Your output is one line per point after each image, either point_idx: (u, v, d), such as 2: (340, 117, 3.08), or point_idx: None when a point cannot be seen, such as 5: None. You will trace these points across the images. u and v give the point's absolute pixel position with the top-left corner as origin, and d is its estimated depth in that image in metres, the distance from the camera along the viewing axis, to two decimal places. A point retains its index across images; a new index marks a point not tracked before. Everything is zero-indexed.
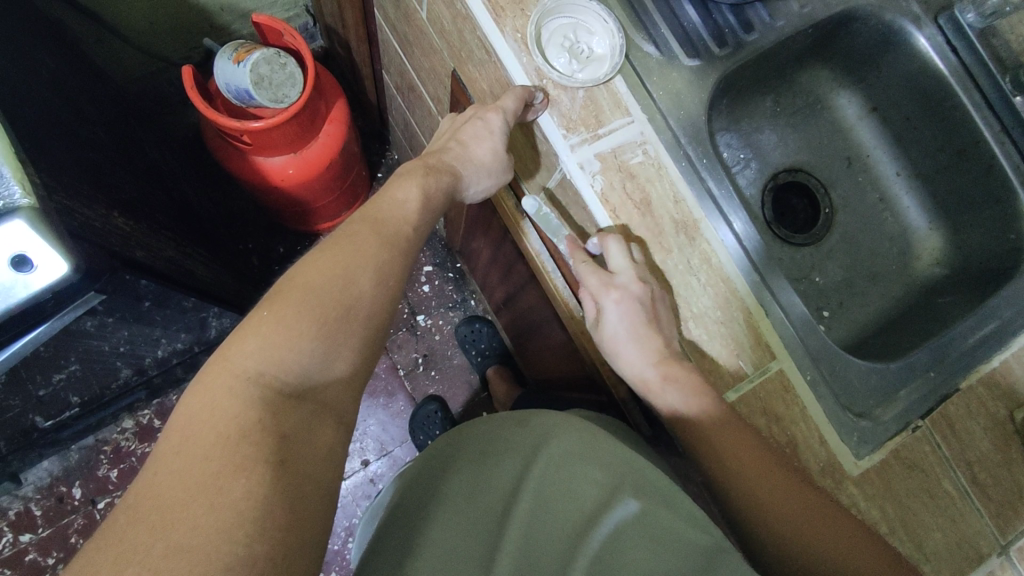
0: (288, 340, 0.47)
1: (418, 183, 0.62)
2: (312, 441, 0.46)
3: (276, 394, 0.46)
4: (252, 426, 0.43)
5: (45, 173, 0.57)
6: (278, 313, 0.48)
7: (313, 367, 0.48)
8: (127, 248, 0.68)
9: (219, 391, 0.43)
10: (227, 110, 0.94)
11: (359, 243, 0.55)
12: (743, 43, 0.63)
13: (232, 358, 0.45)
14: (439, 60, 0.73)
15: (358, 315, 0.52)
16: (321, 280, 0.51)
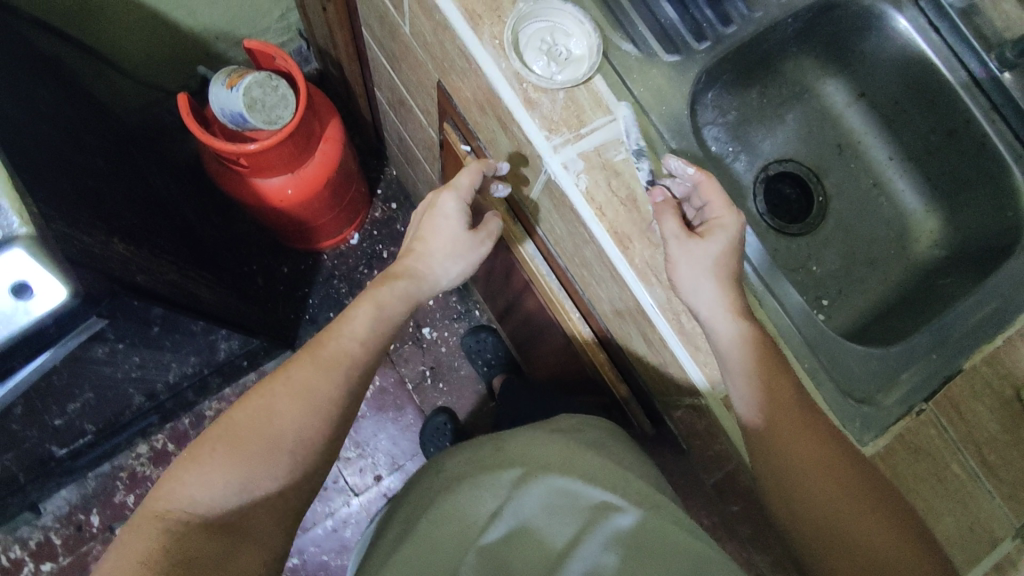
0: (201, 476, 0.52)
1: (370, 297, 0.63)
2: (234, 558, 0.51)
3: (192, 527, 0.50)
4: (158, 562, 0.48)
5: (45, 202, 0.59)
6: (201, 456, 0.53)
7: (231, 499, 0.53)
8: (128, 274, 0.68)
9: (143, 533, 0.49)
10: (223, 135, 0.96)
11: (297, 360, 0.59)
12: (722, 36, 0.63)
13: (158, 500, 0.51)
14: (424, 74, 0.74)
15: (283, 445, 0.55)
16: (250, 417, 0.55)
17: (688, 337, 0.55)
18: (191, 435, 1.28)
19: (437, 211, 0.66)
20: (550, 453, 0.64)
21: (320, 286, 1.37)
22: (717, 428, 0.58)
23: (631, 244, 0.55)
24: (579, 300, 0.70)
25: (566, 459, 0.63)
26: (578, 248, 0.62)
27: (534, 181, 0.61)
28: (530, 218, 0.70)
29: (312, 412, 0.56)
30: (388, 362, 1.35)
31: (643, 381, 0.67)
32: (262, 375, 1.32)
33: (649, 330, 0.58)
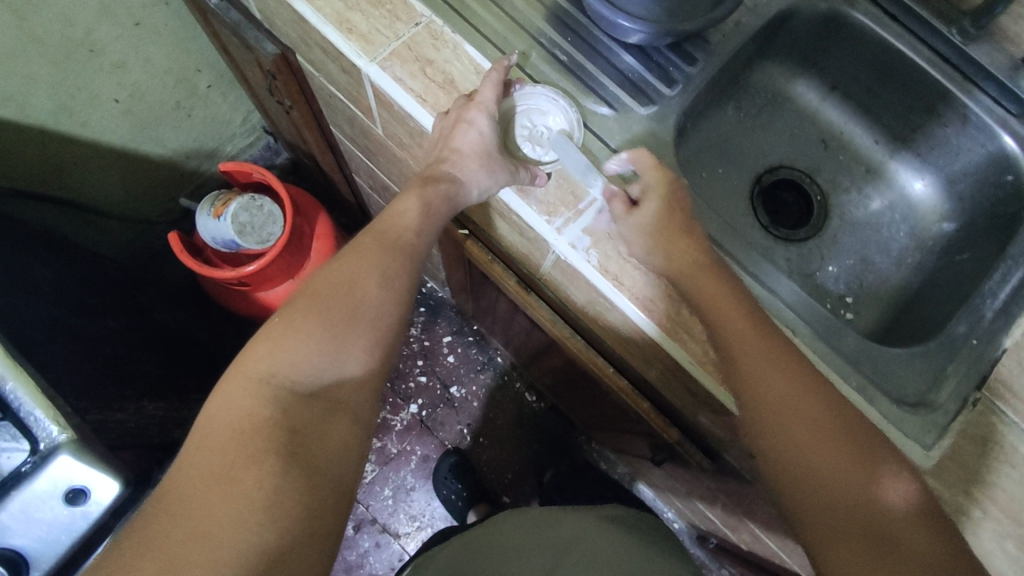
0: (296, 347, 0.48)
1: (414, 197, 0.58)
2: (324, 438, 0.47)
3: (295, 390, 0.47)
4: (263, 417, 0.45)
5: (77, 393, 0.59)
6: (289, 319, 0.50)
7: (323, 366, 0.49)
8: (166, 432, 0.70)
9: (236, 391, 0.46)
10: (220, 259, 0.96)
11: (361, 240, 0.55)
12: (690, 75, 0.64)
13: (253, 359, 0.47)
14: (405, 168, 0.75)
15: (364, 316, 0.52)
16: (331, 283, 0.52)
17: (732, 386, 0.55)
18: None
19: (464, 123, 0.56)
20: None
21: None
22: None
23: (655, 305, 0.55)
24: (610, 354, 0.70)
25: None
26: (600, 312, 0.62)
27: (545, 260, 0.62)
28: (545, 287, 0.70)
29: (389, 292, 0.54)
30: (425, 429, 1.35)
31: (693, 422, 0.66)
32: None
33: (689, 381, 0.58)
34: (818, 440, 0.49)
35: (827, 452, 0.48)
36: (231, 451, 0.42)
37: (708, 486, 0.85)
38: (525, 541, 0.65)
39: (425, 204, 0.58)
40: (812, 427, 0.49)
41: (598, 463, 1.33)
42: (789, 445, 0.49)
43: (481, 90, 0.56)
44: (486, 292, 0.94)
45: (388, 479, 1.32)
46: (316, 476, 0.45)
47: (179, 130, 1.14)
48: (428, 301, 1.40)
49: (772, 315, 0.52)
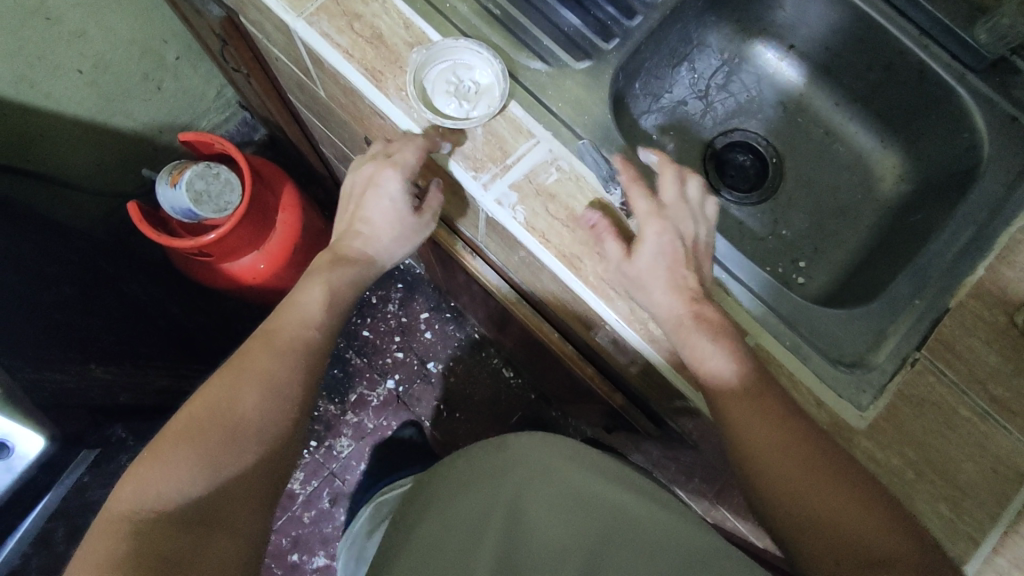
0: (163, 477, 0.45)
1: (321, 280, 0.59)
2: (201, 566, 0.44)
3: (167, 517, 0.44)
4: (132, 557, 0.42)
5: (11, 353, 0.60)
6: (161, 442, 0.47)
7: (198, 490, 0.46)
8: (110, 396, 0.71)
9: (105, 529, 0.43)
10: (182, 229, 0.96)
11: (251, 350, 0.54)
12: (630, 30, 0.62)
13: (121, 497, 0.44)
14: (351, 132, 0.74)
15: (246, 430, 0.50)
16: (205, 400, 0.50)
17: (657, 344, 0.54)
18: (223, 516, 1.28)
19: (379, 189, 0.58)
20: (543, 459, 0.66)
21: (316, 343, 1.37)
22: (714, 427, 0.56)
23: (583, 264, 0.54)
24: (554, 318, 0.69)
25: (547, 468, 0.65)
26: (535, 274, 0.61)
27: (479, 220, 0.61)
28: (487, 250, 0.69)
29: (276, 398, 0.52)
30: (402, 405, 1.35)
31: (636, 388, 0.65)
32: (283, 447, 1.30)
33: (622, 343, 0.58)
34: (785, 465, 0.47)
35: (808, 486, 0.46)
36: None
37: (668, 456, 0.84)
38: (517, 513, 0.62)
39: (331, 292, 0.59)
40: (778, 455, 0.47)
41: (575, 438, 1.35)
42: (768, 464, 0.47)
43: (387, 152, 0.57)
44: (447, 262, 0.93)
45: (364, 454, 1.33)
46: None
47: (149, 103, 1.13)
48: (405, 277, 1.39)
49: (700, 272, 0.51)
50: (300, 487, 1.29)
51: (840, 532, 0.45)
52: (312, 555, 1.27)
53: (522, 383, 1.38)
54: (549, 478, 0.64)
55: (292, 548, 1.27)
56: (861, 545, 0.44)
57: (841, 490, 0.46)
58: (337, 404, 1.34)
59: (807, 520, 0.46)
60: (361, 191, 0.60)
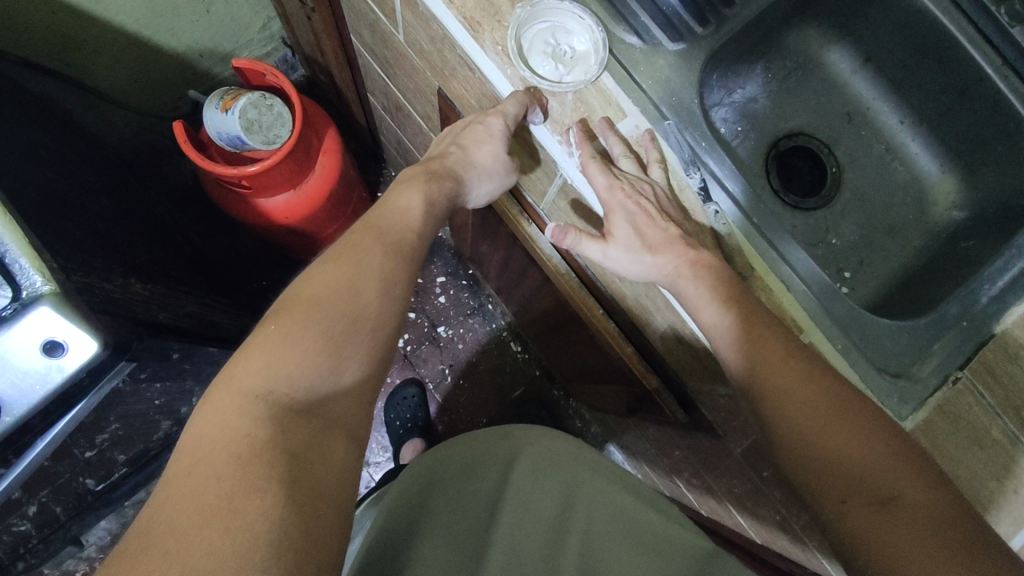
0: (295, 359, 0.48)
1: (419, 190, 0.62)
2: (325, 461, 0.45)
3: (292, 409, 0.46)
4: (264, 443, 0.42)
5: (63, 255, 0.58)
6: (286, 329, 0.49)
7: (323, 379, 0.49)
8: (150, 313, 0.69)
9: (228, 408, 0.44)
10: (223, 158, 0.95)
11: (366, 245, 0.57)
12: (724, 18, 0.63)
13: (244, 374, 0.46)
14: (423, 80, 0.73)
15: (364, 326, 0.53)
16: (325, 289, 0.52)
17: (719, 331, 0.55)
18: None
19: (480, 124, 0.59)
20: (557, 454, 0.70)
21: None
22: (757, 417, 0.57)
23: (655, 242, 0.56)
24: (602, 295, 0.70)
25: (551, 462, 0.69)
26: (599, 247, 0.62)
27: (549, 186, 0.62)
28: (544, 216, 0.69)
29: (388, 302, 0.55)
30: (407, 365, 1.36)
31: (675, 373, 0.67)
32: None
33: (680, 326, 0.58)
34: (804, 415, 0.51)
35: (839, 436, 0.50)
36: (230, 481, 0.39)
37: (679, 446, 0.85)
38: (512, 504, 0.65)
39: (428, 196, 0.63)
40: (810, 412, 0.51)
41: (573, 420, 1.38)
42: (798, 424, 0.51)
43: (491, 104, 0.60)
44: (487, 227, 0.93)
45: None
46: (320, 493, 0.43)
47: (195, 25, 1.09)
48: None
49: None
50: None
51: (854, 473, 0.49)
52: None
53: (528, 358, 1.39)
54: (551, 468, 0.68)
55: None
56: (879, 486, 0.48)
57: (859, 436, 0.50)
58: None
59: (824, 467, 0.50)
60: (468, 124, 0.63)
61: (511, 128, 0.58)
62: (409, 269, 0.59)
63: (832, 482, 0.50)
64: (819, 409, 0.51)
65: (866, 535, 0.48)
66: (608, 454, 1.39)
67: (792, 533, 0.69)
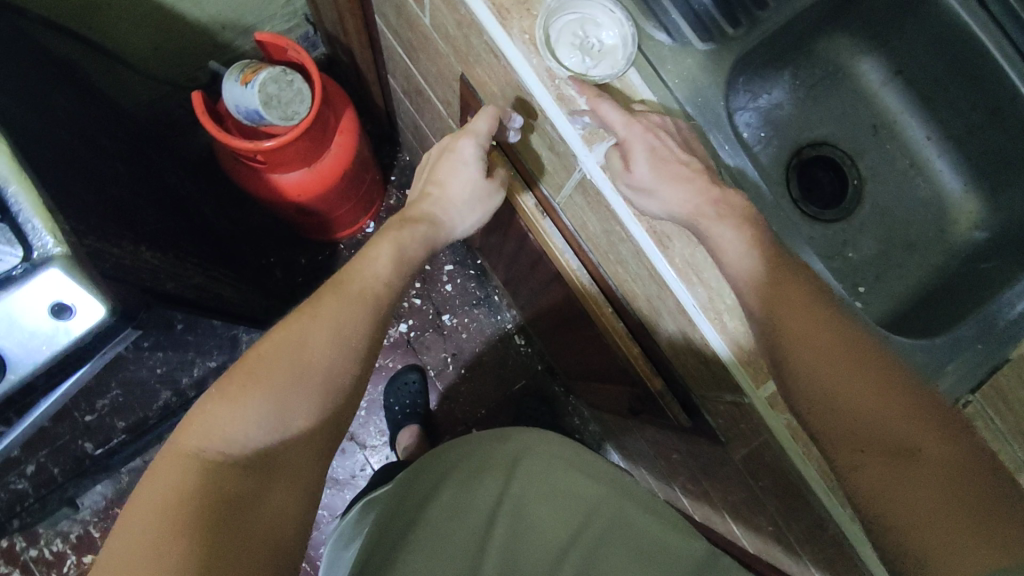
0: (233, 412, 0.51)
1: (388, 241, 0.67)
2: (260, 508, 0.49)
3: (228, 463, 0.50)
4: (192, 495, 0.47)
5: (75, 218, 0.58)
6: (229, 388, 0.53)
7: (265, 432, 0.52)
8: (159, 282, 0.68)
9: (168, 468, 0.48)
10: (239, 131, 0.95)
11: (323, 299, 0.59)
12: (757, 20, 0.61)
13: (186, 436, 0.50)
14: (447, 65, 0.72)
15: (314, 376, 0.55)
16: (276, 345, 0.55)
17: (730, 337, 0.54)
18: None
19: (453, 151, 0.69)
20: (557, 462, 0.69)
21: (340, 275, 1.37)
22: (762, 426, 0.56)
23: (672, 242, 0.55)
24: (612, 294, 0.70)
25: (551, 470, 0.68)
26: (614, 246, 0.61)
27: (567, 179, 0.61)
28: (559, 211, 0.69)
29: (338, 351, 0.57)
30: (410, 350, 1.36)
31: (680, 377, 0.66)
32: None
33: (690, 331, 0.58)
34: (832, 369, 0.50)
35: (850, 376, 0.50)
36: (157, 534, 0.44)
37: (678, 450, 0.85)
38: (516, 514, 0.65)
39: (392, 252, 0.66)
40: (823, 357, 0.50)
41: (572, 416, 1.38)
42: (811, 370, 0.50)
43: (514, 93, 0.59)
44: (500, 218, 0.93)
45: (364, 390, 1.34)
46: (248, 539, 0.47)
47: None
48: None
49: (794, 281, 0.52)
50: None
51: (876, 433, 0.49)
52: None
53: (531, 353, 1.39)
54: (553, 478, 0.68)
55: None
56: (896, 433, 0.48)
57: (893, 400, 0.49)
58: None
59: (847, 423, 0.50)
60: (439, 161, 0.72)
61: (483, 147, 0.68)
62: (369, 317, 0.61)
63: (847, 428, 0.49)
64: (832, 354, 0.50)
65: (884, 486, 0.48)
66: (605, 453, 1.38)
67: (787, 544, 0.69)
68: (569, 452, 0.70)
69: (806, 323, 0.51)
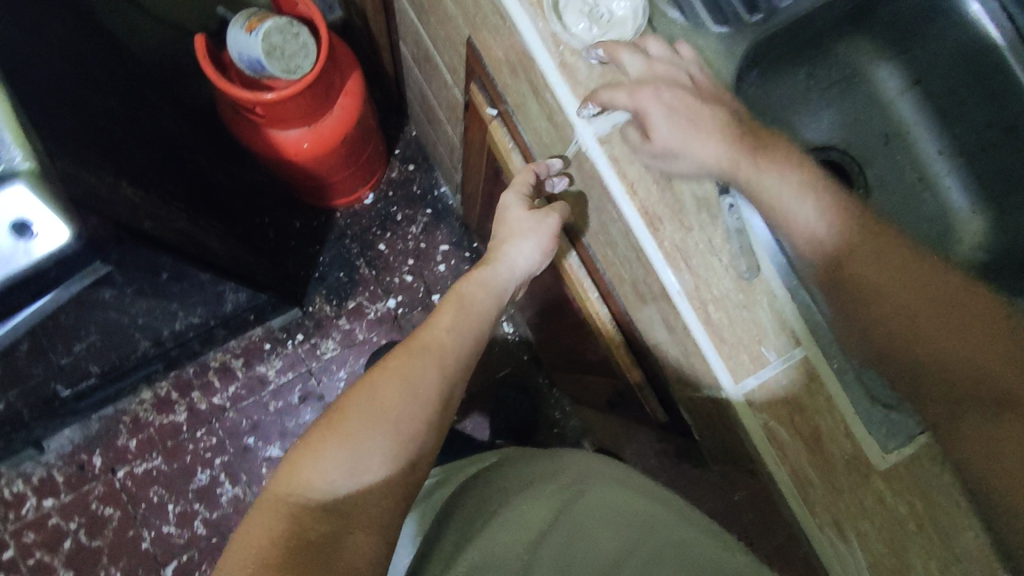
0: (317, 465, 0.55)
1: (451, 308, 0.64)
2: (343, 548, 0.51)
3: (313, 509, 0.53)
4: (284, 537, 0.51)
5: (50, 139, 0.56)
6: (314, 442, 0.56)
7: (342, 480, 0.55)
8: (136, 219, 0.65)
9: (265, 515, 0.53)
10: (240, 82, 0.93)
11: (394, 355, 0.61)
12: (778, 9, 0.59)
13: (282, 482, 0.55)
14: (455, 29, 0.70)
15: (386, 425, 0.57)
16: (358, 399, 0.58)
17: (713, 329, 0.53)
18: (194, 384, 1.28)
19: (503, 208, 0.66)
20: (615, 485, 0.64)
21: (333, 243, 1.34)
22: (737, 425, 0.54)
23: (661, 225, 0.53)
24: (600, 279, 0.68)
25: (614, 491, 0.64)
26: (605, 225, 0.59)
27: (562, 152, 0.59)
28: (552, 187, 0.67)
29: (408, 402, 0.58)
30: (396, 327, 1.34)
31: (660, 370, 0.65)
32: (268, 331, 1.31)
33: (673, 321, 0.56)
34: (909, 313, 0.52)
35: (936, 320, 0.51)
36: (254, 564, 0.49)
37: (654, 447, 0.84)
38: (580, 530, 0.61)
39: (458, 312, 0.65)
40: (895, 264, 0.52)
41: (553, 410, 1.35)
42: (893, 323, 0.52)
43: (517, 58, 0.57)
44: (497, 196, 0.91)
45: (345, 361, 1.32)
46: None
47: None
48: (436, 204, 1.39)
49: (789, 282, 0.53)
50: (274, 375, 1.30)
51: (965, 365, 0.50)
52: (267, 444, 1.28)
53: (519, 342, 1.37)
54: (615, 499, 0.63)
55: (249, 431, 1.28)
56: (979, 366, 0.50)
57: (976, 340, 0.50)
58: (333, 306, 1.33)
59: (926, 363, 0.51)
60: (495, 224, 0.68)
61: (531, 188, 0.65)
62: (443, 366, 0.61)
63: (934, 378, 0.51)
64: (906, 288, 0.52)
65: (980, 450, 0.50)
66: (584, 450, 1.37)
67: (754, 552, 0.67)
68: (608, 466, 0.67)
69: (871, 251, 0.52)
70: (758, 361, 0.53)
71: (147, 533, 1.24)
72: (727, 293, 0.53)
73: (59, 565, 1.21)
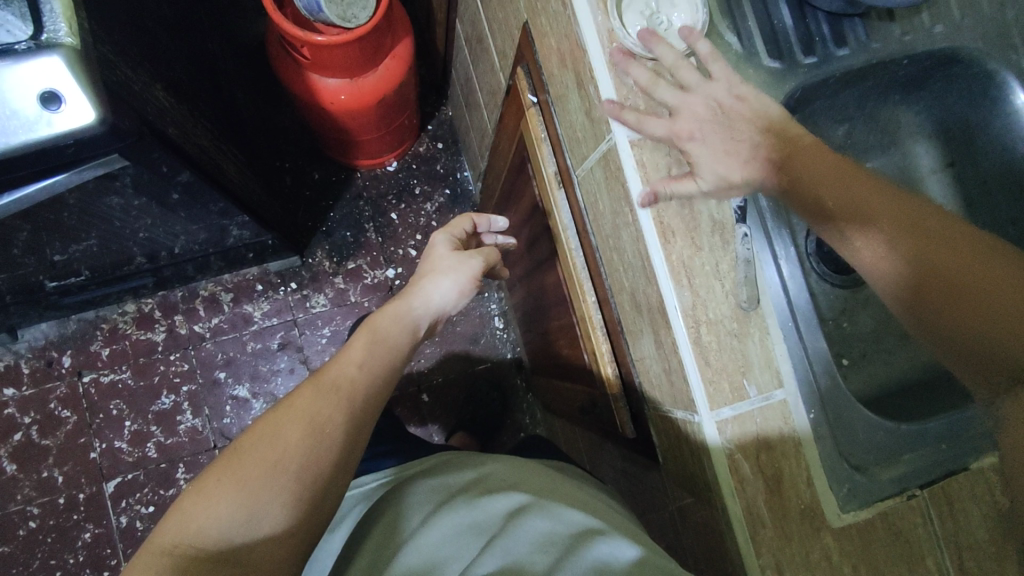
0: (204, 516, 0.47)
1: (362, 341, 0.60)
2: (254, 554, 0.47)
3: (201, 560, 0.45)
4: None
5: (96, 22, 0.56)
6: (202, 489, 0.48)
7: (235, 529, 0.47)
8: (161, 120, 0.65)
9: (139, 568, 0.44)
10: (294, 20, 0.94)
11: (299, 393, 0.54)
12: (832, 57, 0.61)
13: (166, 530, 0.46)
14: (514, 10, 0.71)
15: (286, 469, 0.50)
16: (254, 440, 0.51)
17: (701, 353, 0.52)
18: (180, 307, 1.28)
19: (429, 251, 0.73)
20: (564, 492, 0.60)
21: (346, 202, 1.34)
22: (702, 452, 0.54)
23: (673, 239, 0.53)
24: (600, 284, 0.68)
25: (567, 497, 0.59)
26: (617, 229, 0.59)
27: (592, 150, 0.60)
28: (574, 185, 0.67)
29: (314, 443, 0.51)
30: (389, 297, 1.34)
31: (639, 384, 0.65)
32: (263, 272, 1.31)
33: (663, 337, 0.56)
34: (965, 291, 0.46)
35: (960, 263, 0.46)
36: None
37: (618, 465, 0.84)
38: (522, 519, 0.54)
39: (371, 342, 0.60)
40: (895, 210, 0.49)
41: (524, 413, 1.35)
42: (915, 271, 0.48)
43: (570, 48, 0.58)
44: (517, 186, 0.91)
45: (332, 320, 1.31)
46: None
47: None
48: (455, 187, 1.39)
49: (783, 325, 0.54)
50: (259, 317, 1.30)
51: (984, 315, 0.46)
52: (237, 382, 1.27)
53: (506, 339, 1.37)
54: (563, 500, 0.58)
55: (222, 366, 1.28)
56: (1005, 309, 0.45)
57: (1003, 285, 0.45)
58: (333, 263, 1.33)
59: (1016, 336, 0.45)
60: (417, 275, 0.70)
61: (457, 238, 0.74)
62: (354, 404, 0.55)
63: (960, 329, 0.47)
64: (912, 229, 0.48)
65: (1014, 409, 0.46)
66: None
67: None
68: (563, 505, 0.56)
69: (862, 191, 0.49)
70: (736, 393, 0.53)
71: (98, 444, 1.23)
72: (721, 321, 0.53)
73: (4, 456, 1.20)
